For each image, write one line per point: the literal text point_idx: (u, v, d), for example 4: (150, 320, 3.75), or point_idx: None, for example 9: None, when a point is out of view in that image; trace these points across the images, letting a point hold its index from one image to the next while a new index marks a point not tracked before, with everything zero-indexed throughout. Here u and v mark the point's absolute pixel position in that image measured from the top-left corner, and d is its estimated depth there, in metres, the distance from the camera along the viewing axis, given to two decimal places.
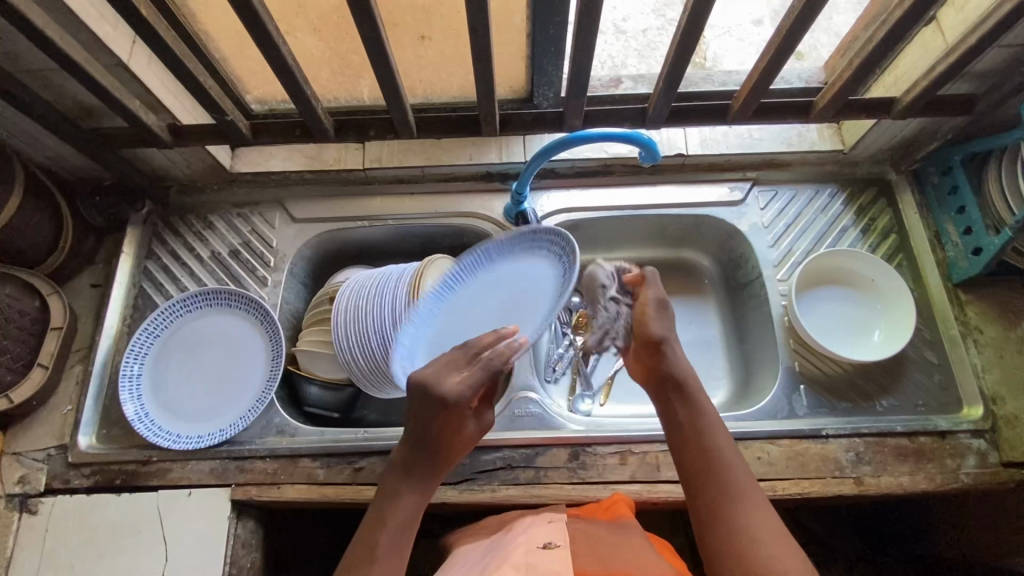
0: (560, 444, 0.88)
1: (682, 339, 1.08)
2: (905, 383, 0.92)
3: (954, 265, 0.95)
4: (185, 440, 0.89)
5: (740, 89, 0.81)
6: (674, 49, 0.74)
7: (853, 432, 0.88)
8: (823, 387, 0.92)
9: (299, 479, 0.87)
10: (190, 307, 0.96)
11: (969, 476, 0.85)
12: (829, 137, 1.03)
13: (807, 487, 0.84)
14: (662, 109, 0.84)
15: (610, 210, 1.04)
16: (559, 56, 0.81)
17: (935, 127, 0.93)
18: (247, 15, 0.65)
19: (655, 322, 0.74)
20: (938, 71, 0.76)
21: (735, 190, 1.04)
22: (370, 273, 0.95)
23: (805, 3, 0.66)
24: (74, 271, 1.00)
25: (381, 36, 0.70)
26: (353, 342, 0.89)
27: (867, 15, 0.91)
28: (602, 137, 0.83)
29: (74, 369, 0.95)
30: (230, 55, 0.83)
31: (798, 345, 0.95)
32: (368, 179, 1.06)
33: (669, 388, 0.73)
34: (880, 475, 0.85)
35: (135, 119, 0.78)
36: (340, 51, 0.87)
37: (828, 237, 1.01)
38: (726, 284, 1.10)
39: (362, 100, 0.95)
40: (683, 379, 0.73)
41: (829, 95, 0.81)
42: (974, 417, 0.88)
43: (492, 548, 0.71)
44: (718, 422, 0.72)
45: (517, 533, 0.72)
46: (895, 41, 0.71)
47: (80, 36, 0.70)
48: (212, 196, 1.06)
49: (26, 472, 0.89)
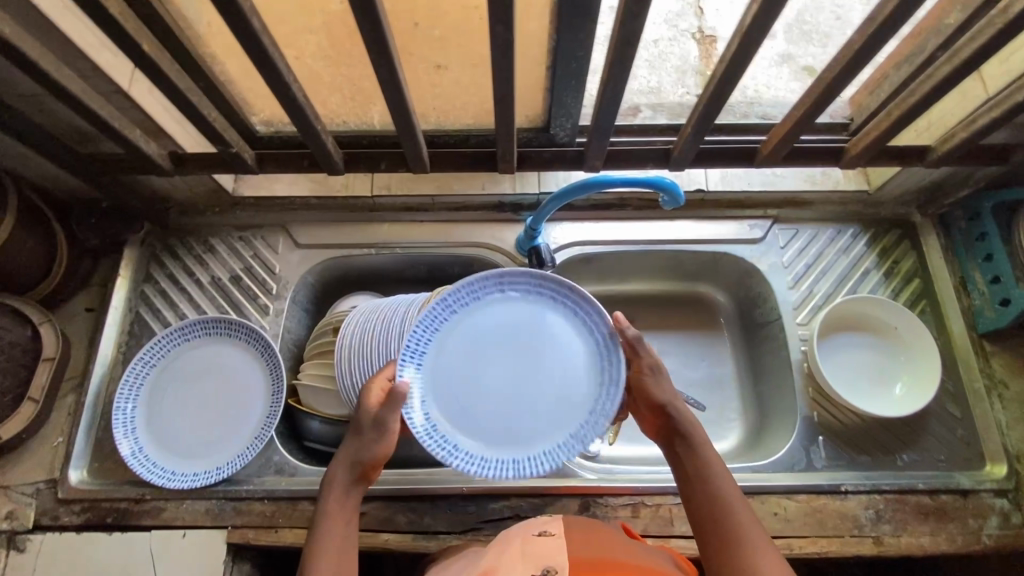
0: (571, 494, 0.86)
1: (695, 377, 1.05)
2: (927, 437, 0.89)
3: (979, 314, 0.93)
4: (180, 478, 0.86)
5: (773, 133, 0.78)
6: (707, 94, 0.70)
7: (872, 488, 0.85)
8: (842, 438, 0.89)
9: (299, 523, 0.84)
10: (187, 336, 0.93)
11: (991, 537, 0.83)
12: (853, 177, 1.00)
13: (825, 546, 0.81)
14: (689, 151, 0.81)
15: (625, 244, 1.00)
16: (581, 90, 0.75)
17: (967, 173, 0.89)
18: (258, 54, 0.61)
19: (657, 386, 0.71)
20: (981, 123, 0.72)
21: (755, 227, 1.00)
22: (375, 304, 0.91)
23: (851, 56, 0.62)
24: (68, 294, 0.96)
25: (399, 77, 0.66)
26: (357, 381, 0.85)
27: (899, 53, 0.87)
28: (625, 183, 0.80)
29: (66, 399, 0.91)
30: (237, 78, 0.78)
31: (816, 393, 0.92)
32: (376, 207, 1.03)
33: (669, 435, 0.68)
34: (900, 535, 0.83)
35: (135, 148, 0.75)
36: (353, 78, 0.82)
37: (850, 280, 0.98)
38: (742, 321, 1.07)
39: (372, 125, 0.90)
40: (688, 429, 0.67)
41: (864, 142, 0.78)
42: (998, 476, 0.86)
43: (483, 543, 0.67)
44: (715, 455, 0.65)
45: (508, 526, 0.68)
46: (939, 95, 0.68)
47: (78, 64, 0.66)
48: (213, 218, 1.02)
49: (14, 507, 0.85)
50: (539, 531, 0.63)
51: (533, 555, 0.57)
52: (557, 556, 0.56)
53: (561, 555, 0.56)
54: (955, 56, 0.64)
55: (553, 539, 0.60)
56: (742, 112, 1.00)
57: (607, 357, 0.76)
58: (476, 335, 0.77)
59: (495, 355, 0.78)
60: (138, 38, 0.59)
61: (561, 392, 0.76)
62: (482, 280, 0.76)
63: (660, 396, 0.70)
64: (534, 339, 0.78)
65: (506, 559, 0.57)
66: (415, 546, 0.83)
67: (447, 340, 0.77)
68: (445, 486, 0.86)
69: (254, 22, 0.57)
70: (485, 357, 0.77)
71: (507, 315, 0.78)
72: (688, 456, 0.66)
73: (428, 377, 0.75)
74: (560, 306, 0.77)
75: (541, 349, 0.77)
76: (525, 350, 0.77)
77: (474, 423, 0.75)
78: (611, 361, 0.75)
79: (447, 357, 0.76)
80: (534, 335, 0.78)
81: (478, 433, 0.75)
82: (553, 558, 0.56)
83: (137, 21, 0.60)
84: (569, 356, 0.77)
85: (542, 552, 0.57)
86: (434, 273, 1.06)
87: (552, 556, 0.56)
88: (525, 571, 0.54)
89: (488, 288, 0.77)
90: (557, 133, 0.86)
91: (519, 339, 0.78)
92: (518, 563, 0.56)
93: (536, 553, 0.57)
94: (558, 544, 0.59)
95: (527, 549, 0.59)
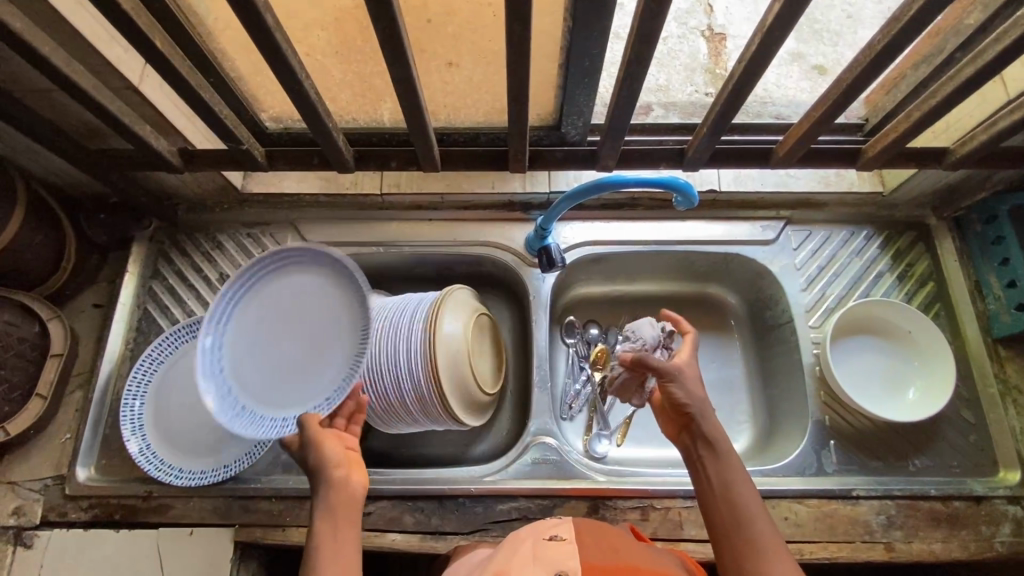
0: (580, 496, 0.86)
1: (704, 379, 1.04)
2: (940, 442, 0.88)
3: (995, 318, 0.92)
4: (189, 475, 0.85)
5: (789, 134, 0.77)
6: (724, 95, 0.69)
7: (884, 494, 0.84)
8: (854, 443, 0.88)
9: (306, 522, 0.84)
10: (194, 333, 0.92)
11: (1004, 545, 0.82)
12: (867, 178, 0.98)
13: (835, 551, 0.81)
14: (704, 152, 0.80)
15: (635, 244, 1.00)
16: (594, 89, 0.74)
17: (985, 176, 0.88)
18: (270, 51, 0.60)
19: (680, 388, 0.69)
20: (1002, 126, 0.71)
21: (767, 229, 0.99)
22: (385, 303, 0.91)
23: (873, 58, 0.61)
24: (75, 290, 0.96)
25: (412, 75, 0.65)
26: (366, 381, 0.84)
27: (917, 53, 0.86)
28: (639, 183, 0.79)
29: (73, 395, 0.91)
30: (246, 74, 0.78)
31: (828, 397, 0.91)
32: (385, 205, 1.02)
33: (693, 439, 0.67)
34: (912, 542, 0.82)
35: (144, 144, 0.74)
36: (364, 74, 0.81)
37: (863, 283, 0.97)
38: (752, 322, 1.06)
39: (382, 122, 0.89)
40: (711, 436, 0.66)
41: (882, 143, 0.77)
42: (1011, 482, 0.85)
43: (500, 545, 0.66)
44: (738, 463, 0.64)
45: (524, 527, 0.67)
46: (961, 97, 0.66)
47: (88, 60, 0.66)
48: (221, 215, 1.02)
49: (22, 503, 0.85)
50: (550, 534, 0.62)
51: (545, 559, 0.56)
52: (572, 560, 0.55)
53: (574, 560, 0.55)
54: (979, 58, 0.63)
55: (566, 543, 0.59)
56: (755, 111, 0.99)
57: (241, 302, 0.77)
58: (277, 306, 0.79)
59: (267, 352, 0.78)
60: (150, 34, 0.59)
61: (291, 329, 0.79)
62: (209, 324, 0.75)
63: (681, 398, 0.68)
64: (257, 332, 0.78)
65: (517, 562, 0.57)
66: (422, 547, 0.83)
67: (237, 378, 0.76)
68: (453, 486, 0.85)
69: (267, 19, 0.56)
70: (263, 357, 0.78)
71: (218, 340, 0.76)
72: (712, 461, 0.65)
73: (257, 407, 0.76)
74: (229, 304, 0.77)
75: (317, 313, 0.80)
76: (314, 315, 0.80)
77: (280, 395, 0.77)
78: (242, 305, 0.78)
79: (253, 388, 0.77)
80: (303, 300, 0.80)
81: (281, 399, 0.77)
82: (567, 563, 0.55)
83: (147, 16, 0.59)
84: (335, 317, 0.80)
85: (554, 555, 0.56)
86: (442, 271, 1.06)
87: (564, 562, 0.55)
88: None
89: (274, 264, 0.79)
90: (568, 132, 0.85)
91: (289, 304, 0.79)
92: (530, 567, 0.55)
93: (548, 557, 0.56)
94: (570, 548, 0.58)
95: (539, 552, 0.58)
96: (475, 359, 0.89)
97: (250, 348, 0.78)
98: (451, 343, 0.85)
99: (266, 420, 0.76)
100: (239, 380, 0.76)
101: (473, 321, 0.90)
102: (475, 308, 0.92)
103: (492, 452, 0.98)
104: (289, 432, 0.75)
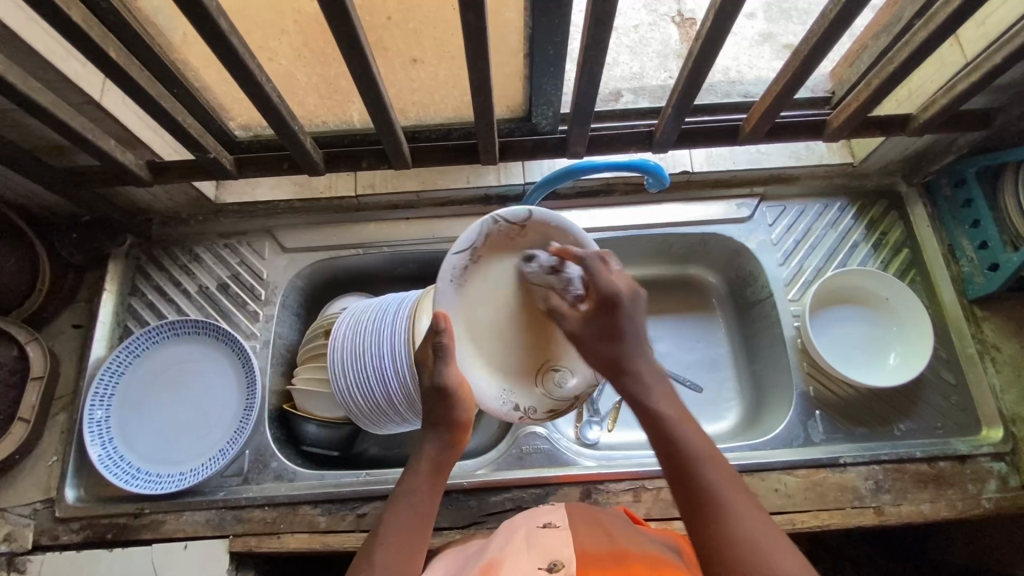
0: (572, 482, 0.86)
1: (689, 361, 1.05)
2: (921, 405, 0.90)
3: (970, 280, 0.93)
4: (133, 476, 0.85)
5: (754, 110, 0.78)
6: (686, 72, 0.69)
7: (872, 459, 0.85)
8: (838, 411, 0.90)
9: (300, 528, 0.84)
10: (156, 338, 0.92)
11: (990, 501, 0.83)
12: (838, 150, 0.99)
13: (827, 519, 0.82)
14: (671, 133, 0.81)
15: (613, 230, 1.00)
16: (560, 77, 0.74)
17: (949, 139, 0.89)
18: (226, 55, 0.59)
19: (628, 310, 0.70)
20: (960, 89, 0.72)
21: (742, 207, 1.00)
22: (364, 305, 0.90)
23: (828, 26, 0.61)
24: (54, 311, 0.95)
25: (373, 74, 0.65)
26: (351, 381, 0.83)
27: (877, 23, 0.86)
28: (610, 167, 0.80)
29: (58, 418, 0.90)
30: (212, 82, 0.77)
31: (812, 368, 0.92)
32: (360, 206, 1.02)
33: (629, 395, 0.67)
34: (900, 504, 0.83)
35: (110, 158, 0.74)
36: (329, 76, 0.80)
37: (839, 253, 0.98)
38: (735, 300, 1.07)
39: (352, 124, 0.89)
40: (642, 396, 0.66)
41: (847, 114, 0.78)
42: (994, 440, 0.86)
43: (483, 547, 0.65)
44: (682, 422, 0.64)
45: (520, 518, 0.68)
46: (918, 60, 0.67)
47: (48, 76, 0.66)
48: (198, 227, 1.01)
49: (13, 529, 0.84)
50: (544, 522, 0.62)
51: (540, 547, 0.56)
52: (565, 548, 0.55)
53: (569, 547, 0.55)
54: (929, 22, 0.64)
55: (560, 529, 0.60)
56: (723, 91, 0.97)
57: (133, 366, 0.91)
58: (164, 370, 0.92)
59: (155, 413, 0.90)
60: (102, 45, 0.58)
61: (184, 395, 0.92)
62: (104, 383, 0.88)
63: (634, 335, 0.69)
64: (149, 397, 0.91)
65: (512, 552, 0.57)
66: None
67: (122, 431, 0.88)
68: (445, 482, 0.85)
69: (220, 22, 0.55)
70: (152, 420, 0.89)
71: (111, 396, 0.88)
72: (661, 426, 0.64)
73: (135, 462, 0.86)
74: (121, 368, 0.90)
75: (209, 388, 0.93)
76: (201, 388, 0.92)
77: (156, 452, 0.88)
78: (138, 368, 0.91)
79: (137, 444, 0.88)
80: (195, 374, 0.93)
81: (158, 459, 0.88)
82: (561, 551, 0.55)
83: (101, 28, 0.59)
84: (221, 383, 0.93)
85: (549, 542, 0.57)
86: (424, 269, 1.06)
87: (560, 550, 0.55)
88: (532, 565, 0.53)
89: (183, 333, 0.93)
90: (539, 122, 0.85)
91: (183, 375, 0.93)
92: (525, 554, 0.56)
93: (542, 544, 0.57)
94: (565, 534, 0.58)
95: (533, 540, 0.58)
96: (506, 330, 0.73)
97: (141, 410, 0.90)
98: (492, 397, 0.73)
99: (134, 472, 0.85)
100: (122, 436, 0.87)
101: (462, 302, 0.71)
102: (473, 263, 0.71)
103: (484, 446, 0.98)
104: (165, 489, 0.85)
